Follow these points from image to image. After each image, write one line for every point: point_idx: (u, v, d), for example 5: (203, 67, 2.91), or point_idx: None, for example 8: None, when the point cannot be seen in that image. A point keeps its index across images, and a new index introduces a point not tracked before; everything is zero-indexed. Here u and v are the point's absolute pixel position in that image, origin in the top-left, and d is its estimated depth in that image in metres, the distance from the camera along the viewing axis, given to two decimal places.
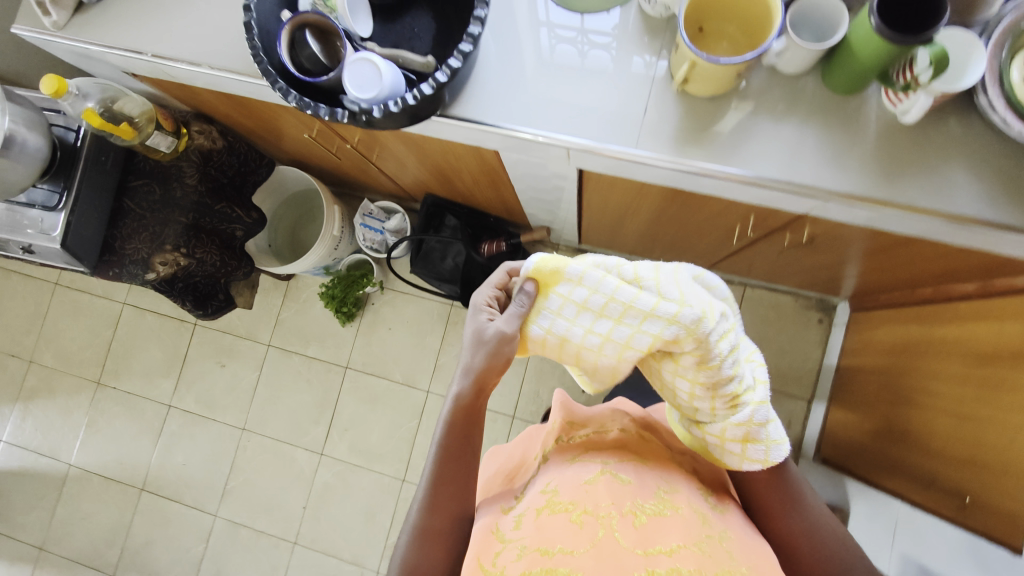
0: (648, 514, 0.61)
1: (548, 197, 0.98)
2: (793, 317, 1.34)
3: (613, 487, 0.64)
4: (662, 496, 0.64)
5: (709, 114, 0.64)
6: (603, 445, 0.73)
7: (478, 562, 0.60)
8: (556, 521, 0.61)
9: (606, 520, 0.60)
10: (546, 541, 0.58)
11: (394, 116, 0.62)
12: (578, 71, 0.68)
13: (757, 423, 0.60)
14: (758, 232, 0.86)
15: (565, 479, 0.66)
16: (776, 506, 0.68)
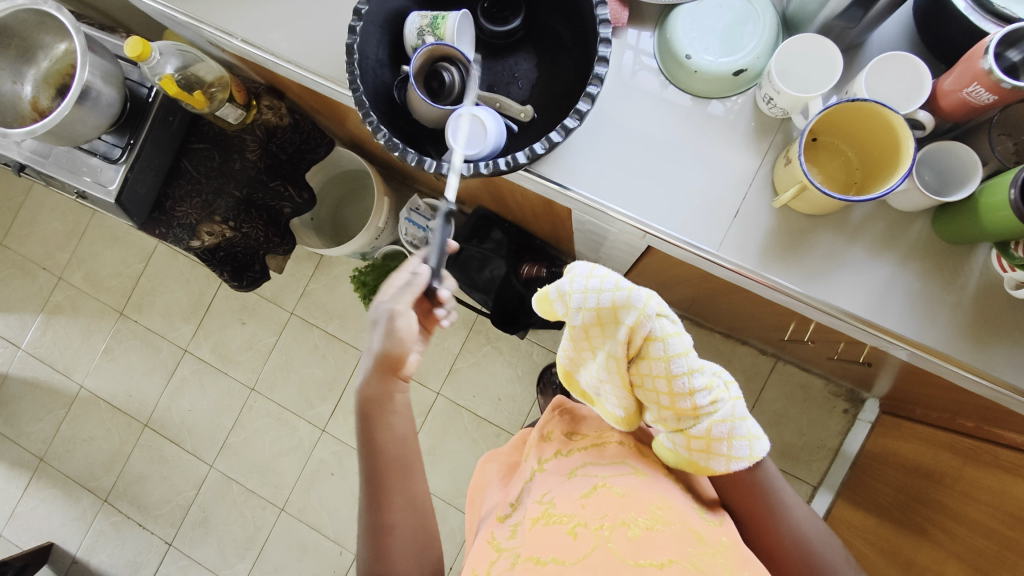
0: (642, 528, 0.60)
1: (605, 246, 0.96)
2: (818, 400, 1.31)
3: (609, 501, 0.64)
4: (658, 511, 0.62)
5: (800, 233, 0.61)
6: (602, 456, 0.72)
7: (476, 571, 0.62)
8: (552, 531, 0.62)
9: (600, 533, 0.60)
10: (541, 550, 0.60)
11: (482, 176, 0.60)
12: (677, 156, 0.64)
13: (738, 418, 0.61)
14: (813, 335, 0.83)
15: (561, 492, 0.67)
16: (763, 511, 0.66)
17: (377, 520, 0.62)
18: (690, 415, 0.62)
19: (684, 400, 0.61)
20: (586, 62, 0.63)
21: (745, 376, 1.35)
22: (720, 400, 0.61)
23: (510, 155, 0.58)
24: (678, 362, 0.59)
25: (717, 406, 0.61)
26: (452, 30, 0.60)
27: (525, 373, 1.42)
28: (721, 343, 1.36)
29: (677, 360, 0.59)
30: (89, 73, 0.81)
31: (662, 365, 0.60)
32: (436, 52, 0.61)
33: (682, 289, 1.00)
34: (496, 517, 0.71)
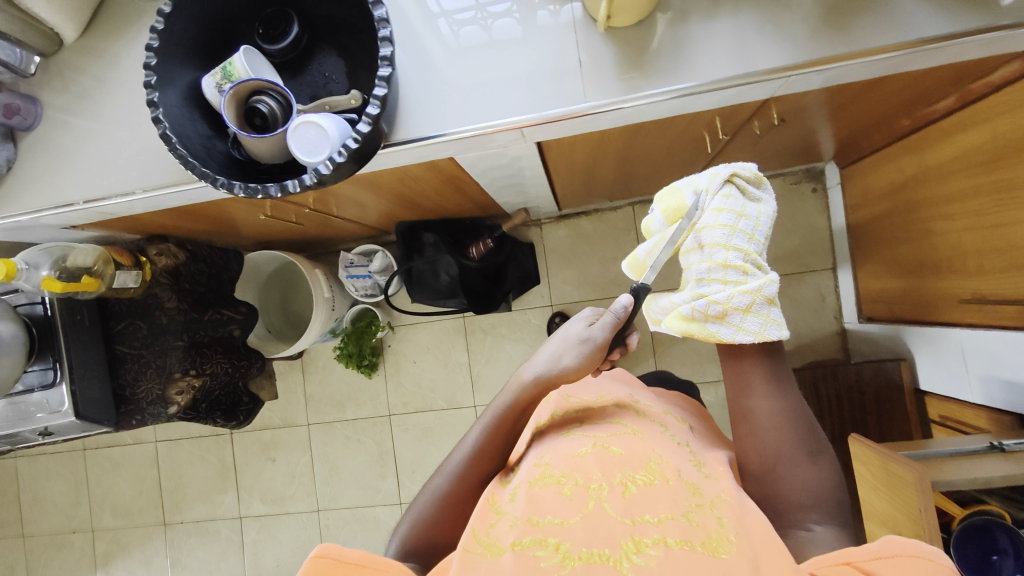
0: (638, 484, 0.61)
1: (517, 178, 0.97)
2: (787, 196, 1.33)
3: (604, 459, 0.65)
4: (653, 467, 0.63)
5: (642, 42, 0.62)
6: (599, 421, 0.74)
7: (473, 534, 0.61)
8: (547, 491, 0.62)
9: (594, 494, 0.60)
10: (539, 511, 0.60)
11: (342, 168, 0.59)
12: (502, 49, 0.64)
13: (763, 291, 0.61)
14: (728, 131, 0.84)
15: (557, 452, 0.68)
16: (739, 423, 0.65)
17: (449, 489, 0.70)
18: (713, 291, 0.64)
19: (708, 271, 0.64)
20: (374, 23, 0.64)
21: None
22: (753, 273, 0.63)
23: (353, 131, 0.57)
24: (708, 236, 0.64)
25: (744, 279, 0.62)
26: (243, 66, 0.60)
27: (535, 338, 1.42)
28: None
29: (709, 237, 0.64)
30: None
31: (697, 232, 0.65)
32: (238, 94, 0.60)
33: (604, 171, 1.01)
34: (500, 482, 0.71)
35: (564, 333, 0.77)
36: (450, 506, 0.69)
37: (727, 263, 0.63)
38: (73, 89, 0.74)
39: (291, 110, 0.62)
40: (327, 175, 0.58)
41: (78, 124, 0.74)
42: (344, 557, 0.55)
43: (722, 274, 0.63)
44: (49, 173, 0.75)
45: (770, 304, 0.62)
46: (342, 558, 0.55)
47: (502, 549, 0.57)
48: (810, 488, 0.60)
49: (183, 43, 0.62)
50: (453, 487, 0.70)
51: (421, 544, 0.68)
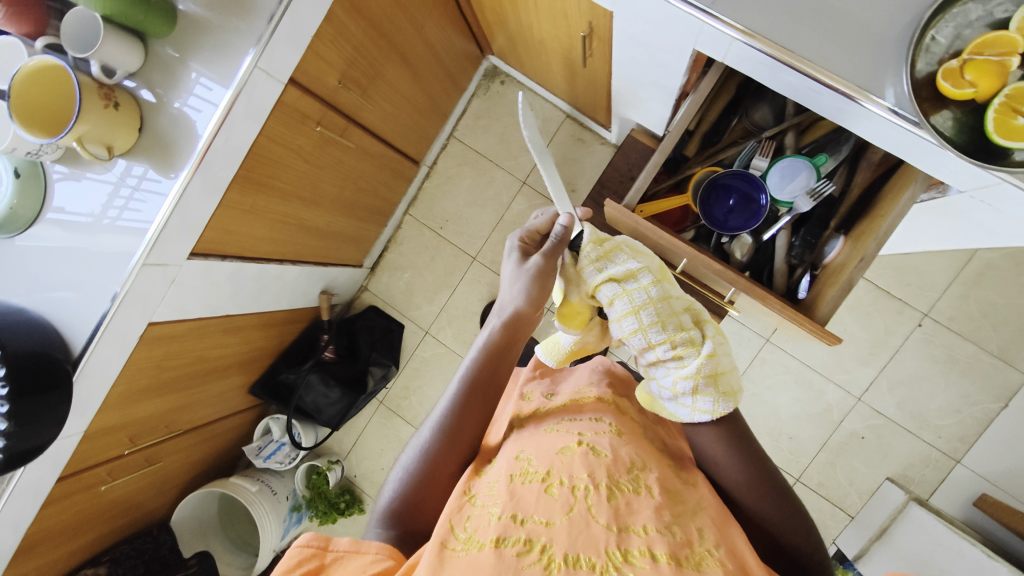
0: (623, 489, 0.56)
1: (259, 284, 1.05)
2: (493, 103, 1.43)
3: (589, 458, 0.58)
4: (635, 472, 0.59)
5: (160, 139, 0.74)
6: (580, 414, 0.68)
7: (449, 523, 0.53)
8: (531, 490, 0.55)
9: (577, 492, 0.54)
10: (521, 506, 0.53)
11: (21, 410, 0.68)
12: (85, 230, 0.75)
13: (706, 370, 0.57)
14: (334, 121, 0.94)
15: (539, 449, 0.61)
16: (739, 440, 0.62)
17: (432, 456, 0.60)
18: (651, 349, 0.60)
19: (647, 334, 0.60)
20: None
21: (465, 165, 1.45)
22: (686, 354, 0.59)
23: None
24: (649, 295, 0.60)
25: (683, 362, 0.58)
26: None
27: (442, 364, 1.46)
28: (433, 181, 1.47)
29: (622, 311, 0.60)
30: None
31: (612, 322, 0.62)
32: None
33: (318, 219, 1.09)
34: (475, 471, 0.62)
35: (506, 258, 0.67)
36: (434, 483, 0.59)
37: (667, 343, 0.59)
38: None
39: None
40: (11, 426, 0.67)
41: None
42: (332, 546, 0.52)
43: (665, 341, 0.59)
44: None
45: (719, 378, 0.58)
46: (330, 548, 0.52)
47: (482, 546, 0.50)
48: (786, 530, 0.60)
49: None
50: (436, 457, 0.60)
51: (406, 512, 0.58)
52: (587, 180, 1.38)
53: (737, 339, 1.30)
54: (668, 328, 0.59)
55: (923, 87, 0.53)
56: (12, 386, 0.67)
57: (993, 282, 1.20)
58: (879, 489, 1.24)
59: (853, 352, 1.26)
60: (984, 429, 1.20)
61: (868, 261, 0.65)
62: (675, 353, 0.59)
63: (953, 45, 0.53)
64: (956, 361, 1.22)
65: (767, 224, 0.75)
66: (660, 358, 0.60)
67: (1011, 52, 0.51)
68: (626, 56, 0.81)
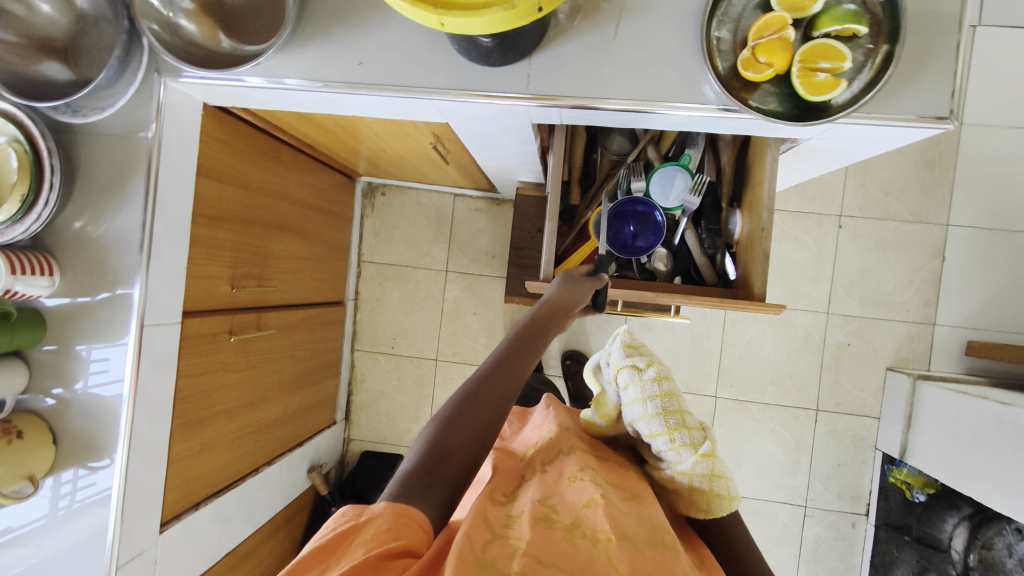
0: (644, 545, 0.50)
1: (245, 505, 0.99)
2: (384, 215, 1.45)
3: (613, 514, 0.53)
4: (658, 532, 0.53)
5: (81, 440, 0.70)
6: (600, 470, 0.61)
7: (467, 536, 0.47)
8: (553, 534, 0.50)
9: (602, 550, 0.48)
10: (546, 550, 0.48)
11: None
12: (41, 564, 0.70)
13: (709, 469, 0.56)
14: (245, 322, 0.92)
15: (562, 501, 0.56)
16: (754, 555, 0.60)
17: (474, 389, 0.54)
18: (654, 443, 0.59)
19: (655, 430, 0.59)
20: None
21: (386, 281, 1.45)
22: (693, 447, 0.57)
23: None
24: (665, 391, 0.60)
25: (681, 456, 0.57)
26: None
27: None
28: (365, 309, 1.46)
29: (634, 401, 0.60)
30: None
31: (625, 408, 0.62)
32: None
33: (273, 411, 1.06)
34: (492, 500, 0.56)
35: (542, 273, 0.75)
36: (478, 402, 0.52)
37: (671, 436, 0.58)
38: None
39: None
40: None
41: None
42: (367, 509, 0.45)
43: (665, 433, 0.58)
44: None
45: (716, 477, 0.57)
46: (365, 511, 0.45)
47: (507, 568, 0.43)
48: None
49: None
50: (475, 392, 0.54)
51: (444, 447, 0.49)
52: (502, 242, 1.41)
53: (702, 314, 1.33)
54: (672, 423, 0.58)
55: (732, 80, 0.59)
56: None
57: (876, 163, 1.30)
58: (887, 382, 1.29)
59: (802, 275, 1.32)
60: (939, 287, 1.28)
61: (768, 226, 0.69)
62: (681, 445, 0.58)
63: (736, 36, 0.60)
64: (886, 240, 1.30)
65: (673, 230, 0.79)
66: (659, 447, 0.59)
67: (783, 26, 0.56)
68: (480, 144, 0.84)
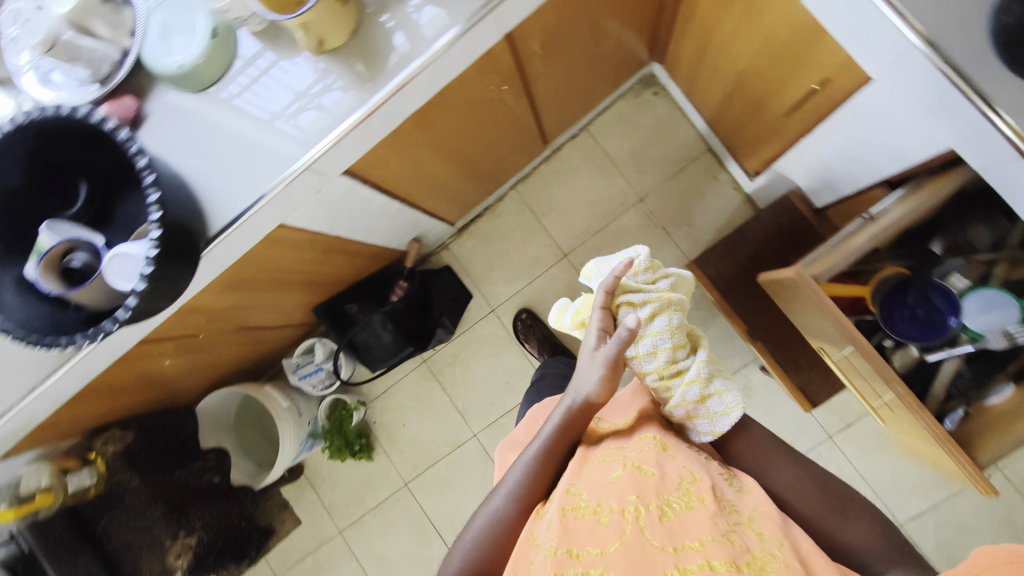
0: (671, 509, 0.62)
1: (373, 215, 1.02)
2: (638, 110, 1.37)
3: (638, 480, 0.64)
4: (686, 486, 0.65)
5: (365, 49, 0.69)
6: (626, 437, 0.72)
7: (514, 573, 0.62)
8: (586, 522, 0.62)
9: (631, 515, 0.61)
10: (580, 541, 0.61)
11: (161, 275, 0.62)
12: (256, 113, 0.70)
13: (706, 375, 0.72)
14: (514, 82, 0.90)
15: (588, 480, 0.67)
16: (761, 467, 0.74)
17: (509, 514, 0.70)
18: (661, 375, 0.73)
19: (657, 364, 0.73)
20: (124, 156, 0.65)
21: (590, 161, 1.40)
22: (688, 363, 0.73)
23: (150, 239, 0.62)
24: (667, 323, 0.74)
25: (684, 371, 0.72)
26: (44, 236, 0.67)
27: (496, 347, 1.44)
28: (551, 166, 1.42)
29: (647, 336, 0.73)
30: None
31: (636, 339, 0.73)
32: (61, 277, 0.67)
33: (449, 170, 1.05)
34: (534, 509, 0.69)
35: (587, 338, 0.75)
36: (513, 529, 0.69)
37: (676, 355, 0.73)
38: None
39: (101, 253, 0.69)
40: (145, 289, 0.62)
41: None
42: None
43: (669, 353, 0.73)
44: None
45: (715, 381, 0.73)
46: None
47: None
48: (869, 544, 0.67)
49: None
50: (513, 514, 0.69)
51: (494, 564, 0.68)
52: (705, 219, 1.34)
53: (797, 425, 1.27)
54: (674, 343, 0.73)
55: None
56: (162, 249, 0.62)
57: None
58: None
59: (910, 479, 1.23)
60: None
61: None
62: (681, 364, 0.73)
63: None
64: (1010, 524, 1.18)
65: (942, 344, 0.75)
66: (665, 370, 0.73)
67: None
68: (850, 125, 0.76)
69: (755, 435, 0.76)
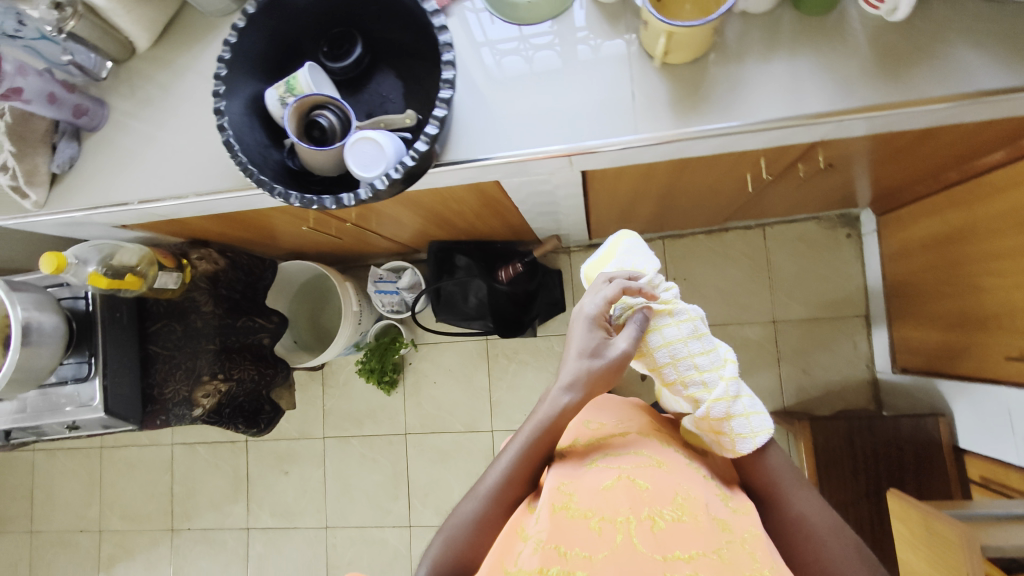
0: (666, 519, 0.55)
1: (554, 206, 0.97)
2: (823, 242, 1.29)
3: (630, 492, 0.57)
4: (681, 500, 0.57)
5: (694, 77, 0.63)
6: (622, 447, 0.64)
7: (502, 569, 0.57)
8: (576, 527, 0.55)
9: (625, 526, 0.55)
10: (565, 539, 0.55)
11: (398, 183, 0.62)
12: (555, 73, 0.66)
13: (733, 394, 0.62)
14: (772, 173, 0.84)
15: (580, 482, 0.59)
16: (775, 498, 0.63)
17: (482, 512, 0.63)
18: (685, 385, 0.65)
19: (685, 370, 0.65)
20: (425, 39, 0.68)
21: (749, 260, 1.32)
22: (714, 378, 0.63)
23: (412, 150, 0.60)
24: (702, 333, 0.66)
25: (707, 385, 0.63)
26: (306, 82, 0.64)
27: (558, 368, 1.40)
28: (710, 242, 1.34)
29: (664, 340, 0.65)
30: (22, 310, 0.83)
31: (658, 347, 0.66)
32: (302, 133, 0.64)
33: (644, 204, 1.00)
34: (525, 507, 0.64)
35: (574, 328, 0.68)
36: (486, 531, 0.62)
37: (698, 366, 0.64)
38: (134, 92, 0.78)
39: (348, 125, 0.65)
40: (381, 189, 0.61)
41: (138, 127, 0.78)
42: None
43: (692, 364, 0.65)
44: (111, 171, 0.78)
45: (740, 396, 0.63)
46: None
47: None
48: None
49: (253, 51, 0.64)
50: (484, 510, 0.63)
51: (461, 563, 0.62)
52: (822, 376, 1.27)
53: None
54: (694, 350, 0.65)
55: None
56: (417, 164, 0.61)
57: None
58: None
59: None
60: None
61: None
62: (701, 380, 0.64)
63: None
64: None
65: None
66: (685, 378, 0.65)
67: None
68: None
69: (770, 459, 0.64)
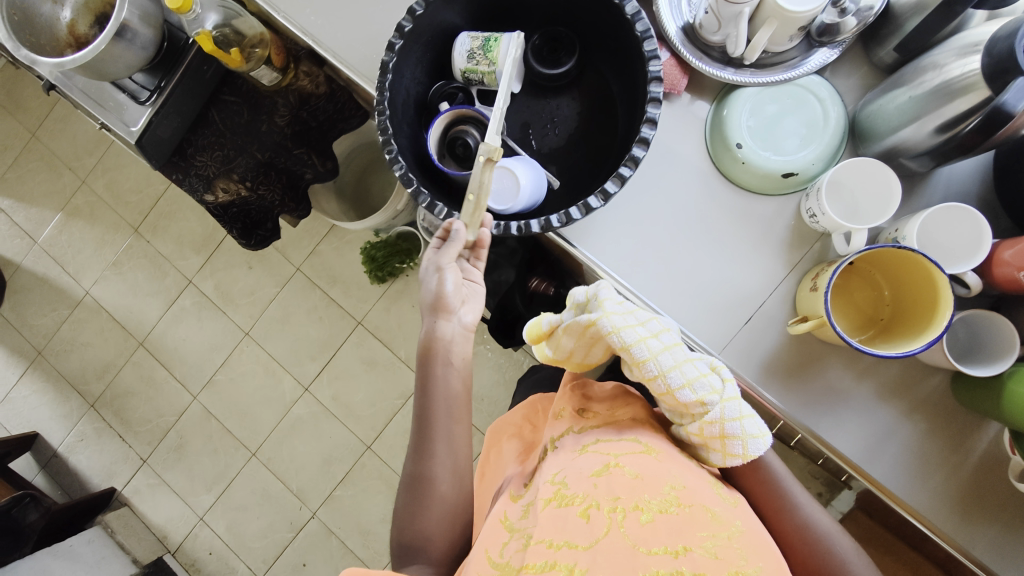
0: (656, 511, 0.47)
1: None
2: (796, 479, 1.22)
3: (618, 480, 0.50)
4: (673, 491, 0.48)
5: (809, 359, 0.58)
6: (618, 434, 0.57)
7: (483, 552, 0.50)
8: (559, 515, 0.49)
9: (615, 516, 0.47)
10: (555, 532, 0.47)
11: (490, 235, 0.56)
12: (705, 240, 0.60)
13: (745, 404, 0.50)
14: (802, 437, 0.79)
15: (570, 468, 0.54)
16: (772, 506, 0.54)
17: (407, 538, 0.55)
18: (700, 406, 0.50)
19: (700, 388, 0.50)
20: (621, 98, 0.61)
21: None
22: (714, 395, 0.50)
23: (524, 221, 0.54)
24: (662, 334, 0.53)
25: (706, 396, 0.50)
26: (504, 56, 0.58)
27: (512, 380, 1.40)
28: None
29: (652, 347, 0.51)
30: (127, 11, 0.79)
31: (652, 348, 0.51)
32: (455, 123, 0.61)
33: None
34: (506, 495, 0.59)
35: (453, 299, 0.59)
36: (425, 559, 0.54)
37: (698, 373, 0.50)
38: None
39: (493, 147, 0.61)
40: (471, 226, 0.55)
41: None
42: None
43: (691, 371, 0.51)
44: None
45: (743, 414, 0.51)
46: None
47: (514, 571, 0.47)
48: None
49: None
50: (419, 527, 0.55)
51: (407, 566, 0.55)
52: None
53: None
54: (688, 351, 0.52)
55: None
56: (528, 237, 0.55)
57: None
58: None
59: None
60: None
61: None
62: (699, 395, 0.50)
63: None
64: None
65: None
66: (686, 385, 0.50)
67: None
68: None
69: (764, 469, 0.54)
